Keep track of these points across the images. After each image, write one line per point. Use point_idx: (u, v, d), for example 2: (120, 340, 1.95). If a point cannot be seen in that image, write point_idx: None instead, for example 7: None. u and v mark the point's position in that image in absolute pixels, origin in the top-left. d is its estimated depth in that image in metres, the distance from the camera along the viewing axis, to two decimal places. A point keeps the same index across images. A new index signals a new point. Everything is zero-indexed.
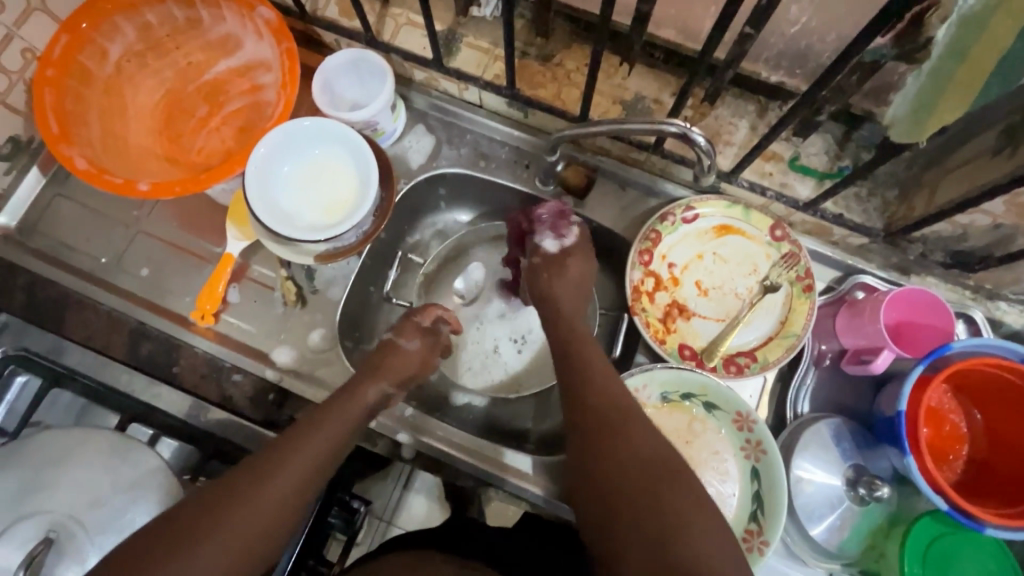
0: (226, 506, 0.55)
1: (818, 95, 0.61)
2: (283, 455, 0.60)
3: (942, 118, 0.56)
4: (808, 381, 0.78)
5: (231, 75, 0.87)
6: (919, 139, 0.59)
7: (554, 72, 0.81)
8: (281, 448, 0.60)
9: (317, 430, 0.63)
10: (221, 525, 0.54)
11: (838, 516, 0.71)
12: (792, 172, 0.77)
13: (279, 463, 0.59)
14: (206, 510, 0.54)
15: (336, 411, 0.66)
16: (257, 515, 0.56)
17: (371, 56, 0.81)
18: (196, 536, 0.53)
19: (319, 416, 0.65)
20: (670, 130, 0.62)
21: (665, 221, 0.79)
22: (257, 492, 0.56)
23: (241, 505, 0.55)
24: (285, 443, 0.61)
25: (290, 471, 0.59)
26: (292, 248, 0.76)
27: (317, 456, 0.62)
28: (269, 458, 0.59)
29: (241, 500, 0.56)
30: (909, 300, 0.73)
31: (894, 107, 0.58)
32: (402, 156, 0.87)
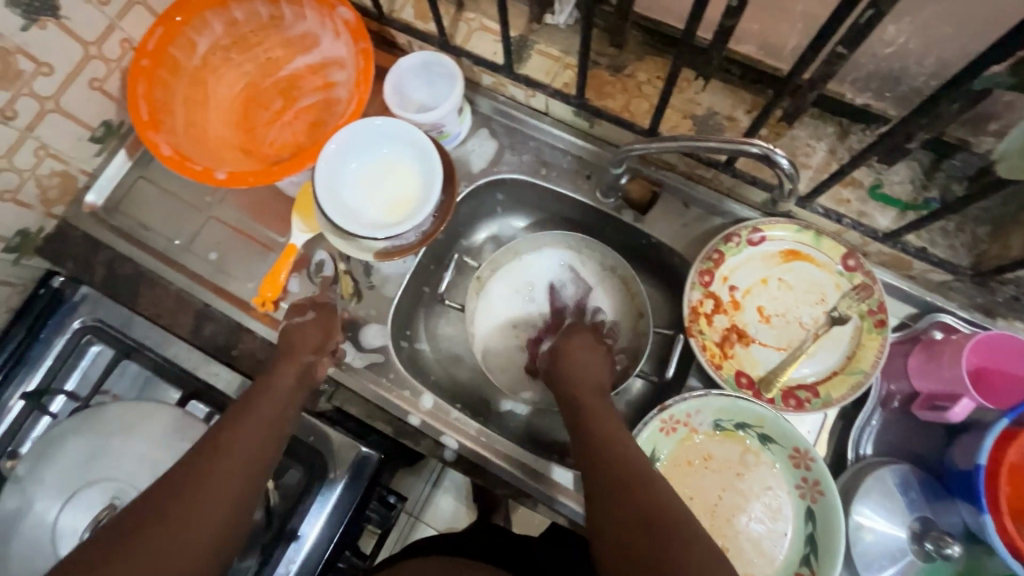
0: (170, 496, 0.56)
1: (910, 121, 0.58)
2: (223, 441, 0.62)
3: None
4: (873, 421, 0.73)
5: (307, 71, 0.90)
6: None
7: (624, 83, 0.80)
8: (217, 436, 0.62)
9: (249, 419, 0.65)
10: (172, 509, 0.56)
11: (899, 570, 0.66)
12: (872, 201, 0.73)
13: (211, 453, 0.61)
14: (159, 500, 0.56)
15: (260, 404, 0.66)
16: (201, 501, 0.57)
17: (442, 59, 0.81)
18: (148, 520, 0.54)
19: (242, 413, 0.66)
20: (752, 150, 0.59)
21: (730, 242, 0.77)
22: (198, 480, 0.58)
23: (187, 486, 0.57)
24: (221, 433, 0.63)
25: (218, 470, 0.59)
26: (355, 244, 0.78)
27: (250, 442, 0.63)
28: (206, 449, 0.61)
29: (185, 486, 0.57)
30: (996, 346, 0.67)
31: (1005, 142, 0.57)
32: (465, 159, 0.88)
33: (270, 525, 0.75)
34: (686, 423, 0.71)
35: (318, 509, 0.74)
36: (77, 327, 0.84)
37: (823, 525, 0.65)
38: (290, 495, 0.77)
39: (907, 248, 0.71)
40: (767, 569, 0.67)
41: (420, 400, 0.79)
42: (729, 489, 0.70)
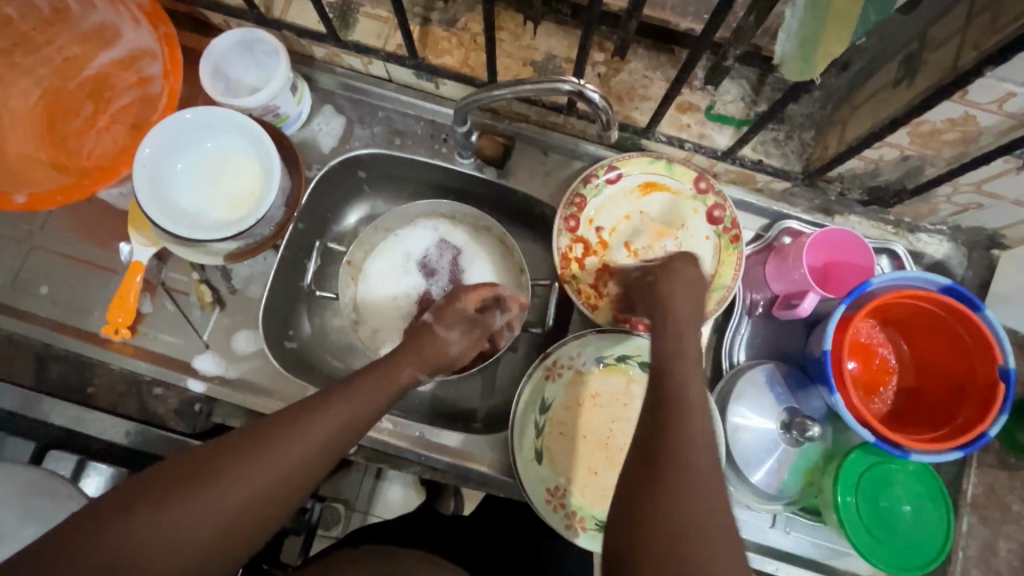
0: (252, 465, 0.48)
1: (714, 38, 0.60)
2: (326, 409, 0.53)
3: (830, 51, 0.53)
4: (742, 330, 0.78)
5: (115, 68, 0.80)
6: (813, 77, 0.56)
7: (459, 37, 0.77)
8: (322, 401, 0.54)
9: (360, 394, 0.56)
10: (230, 478, 0.47)
11: (776, 459, 0.72)
12: (710, 122, 0.75)
13: (314, 420, 0.52)
14: (203, 466, 0.47)
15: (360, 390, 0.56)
16: (284, 476, 0.49)
17: (260, 35, 0.75)
18: (182, 490, 0.46)
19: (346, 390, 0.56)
20: (563, 89, 0.59)
21: (589, 183, 0.78)
22: (294, 448, 0.50)
23: (285, 455, 0.49)
24: (329, 399, 0.54)
25: (306, 439, 0.51)
26: (200, 249, 0.72)
27: (353, 419, 0.54)
28: (310, 414, 0.52)
29: (273, 454, 0.49)
30: (831, 240, 0.74)
31: (781, 43, 0.55)
32: (312, 141, 0.83)
33: None
34: (571, 365, 0.73)
35: None
36: None
37: None
38: None
39: (745, 163, 0.75)
40: None
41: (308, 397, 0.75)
42: (619, 421, 0.73)
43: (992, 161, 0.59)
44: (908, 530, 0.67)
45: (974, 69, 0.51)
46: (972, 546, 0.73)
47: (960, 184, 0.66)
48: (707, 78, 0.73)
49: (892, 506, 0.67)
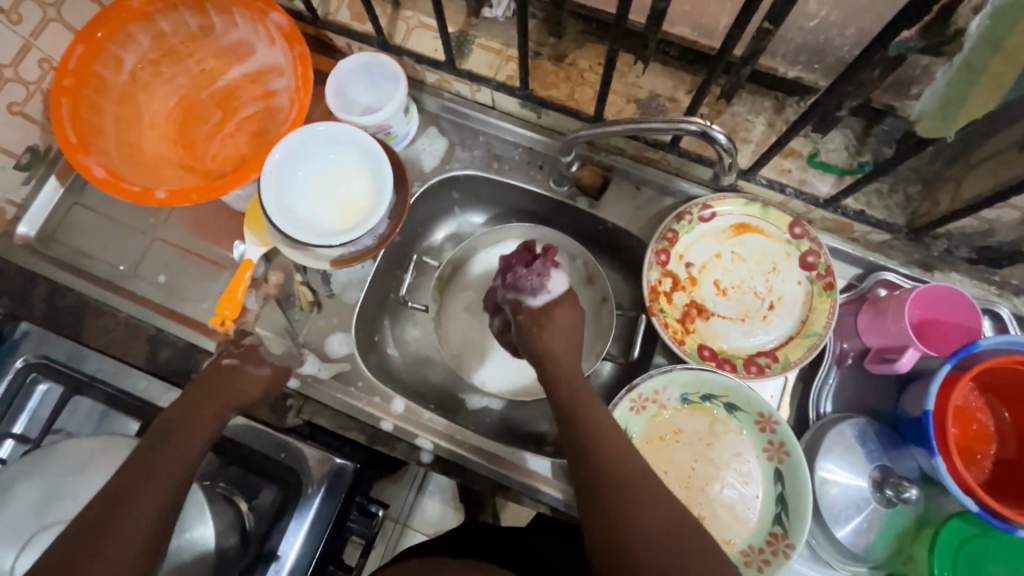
0: (150, 481, 0.56)
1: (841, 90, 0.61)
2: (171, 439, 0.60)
3: (973, 113, 0.56)
4: (831, 380, 0.76)
5: (243, 81, 0.88)
6: (947, 135, 0.59)
7: (567, 72, 0.80)
8: (178, 424, 0.62)
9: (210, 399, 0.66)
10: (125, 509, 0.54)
11: (864, 518, 0.69)
12: (811, 169, 0.76)
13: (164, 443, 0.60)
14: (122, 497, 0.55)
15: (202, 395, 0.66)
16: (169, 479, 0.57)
17: (384, 59, 0.80)
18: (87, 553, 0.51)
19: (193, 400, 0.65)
20: (691, 127, 0.60)
21: (682, 220, 0.79)
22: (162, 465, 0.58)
23: (158, 473, 0.57)
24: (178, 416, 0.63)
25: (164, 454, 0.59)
26: (309, 253, 0.77)
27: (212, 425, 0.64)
28: (167, 443, 0.60)
29: (167, 455, 0.59)
30: (933, 297, 0.72)
31: (923, 100, 0.59)
32: (415, 159, 0.87)
33: (246, 549, 0.70)
34: (655, 400, 0.72)
35: (295, 525, 0.71)
36: (21, 367, 0.76)
37: (791, 484, 0.68)
38: (265, 516, 0.72)
39: (846, 212, 0.74)
40: (742, 533, 0.68)
41: (391, 405, 0.77)
42: (701, 460, 0.72)
43: None
44: None
45: None
46: None
47: None
48: (812, 126, 0.74)
49: None
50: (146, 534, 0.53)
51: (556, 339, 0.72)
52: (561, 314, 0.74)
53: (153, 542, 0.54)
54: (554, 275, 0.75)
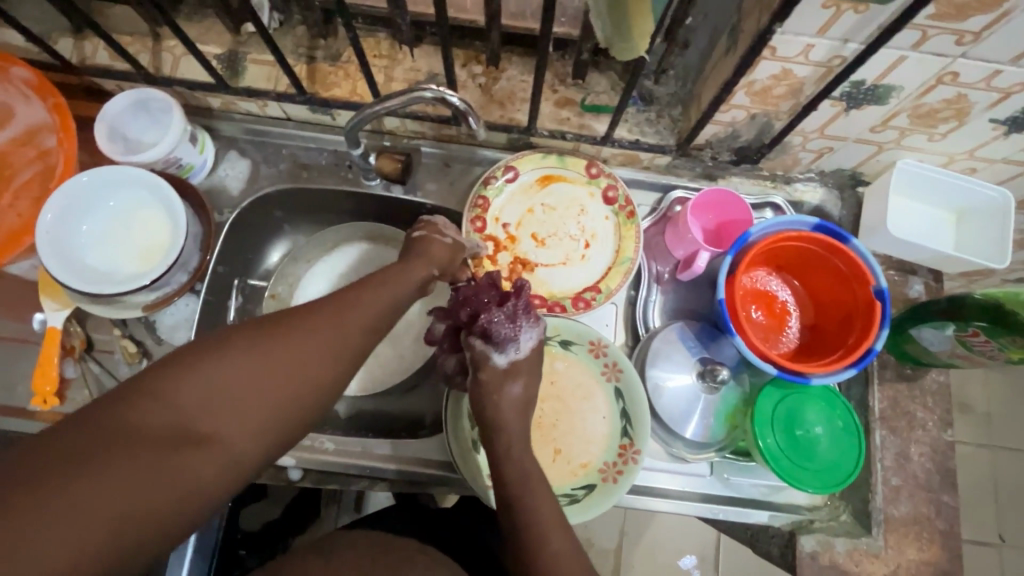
0: (157, 430, 0.42)
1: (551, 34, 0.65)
2: (248, 358, 0.46)
3: (642, 29, 0.59)
4: (652, 297, 0.84)
5: (12, 145, 0.82)
6: (638, 54, 0.62)
7: (345, 69, 0.82)
8: (352, 296, 0.54)
9: (385, 288, 0.57)
10: (170, 397, 0.43)
11: (701, 409, 0.76)
12: (587, 113, 0.82)
13: (231, 365, 0.45)
14: (115, 429, 0.41)
15: (350, 310, 0.53)
16: (236, 420, 0.45)
17: (154, 94, 0.79)
18: (99, 454, 0.40)
19: (329, 313, 0.51)
20: (427, 94, 0.64)
21: (489, 185, 0.83)
22: (319, 339, 0.49)
23: (317, 338, 0.49)
24: (354, 292, 0.55)
25: (258, 380, 0.46)
26: (117, 304, 0.75)
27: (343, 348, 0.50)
28: (196, 374, 0.44)
29: (220, 387, 0.45)
30: (711, 200, 0.81)
31: (599, 30, 0.60)
32: (220, 186, 0.86)
33: None
34: None
35: None
36: None
37: (628, 397, 0.74)
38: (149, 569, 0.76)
39: (623, 144, 0.82)
40: (597, 453, 0.73)
41: None
42: (549, 399, 0.76)
43: (819, 106, 0.67)
44: (826, 450, 0.72)
45: (767, 28, 0.57)
46: (888, 456, 0.75)
47: (806, 134, 0.74)
48: (575, 73, 0.81)
49: (807, 433, 0.72)
50: (164, 500, 0.41)
51: (509, 384, 0.60)
52: (523, 374, 0.62)
53: (157, 527, 0.41)
54: (526, 329, 0.63)
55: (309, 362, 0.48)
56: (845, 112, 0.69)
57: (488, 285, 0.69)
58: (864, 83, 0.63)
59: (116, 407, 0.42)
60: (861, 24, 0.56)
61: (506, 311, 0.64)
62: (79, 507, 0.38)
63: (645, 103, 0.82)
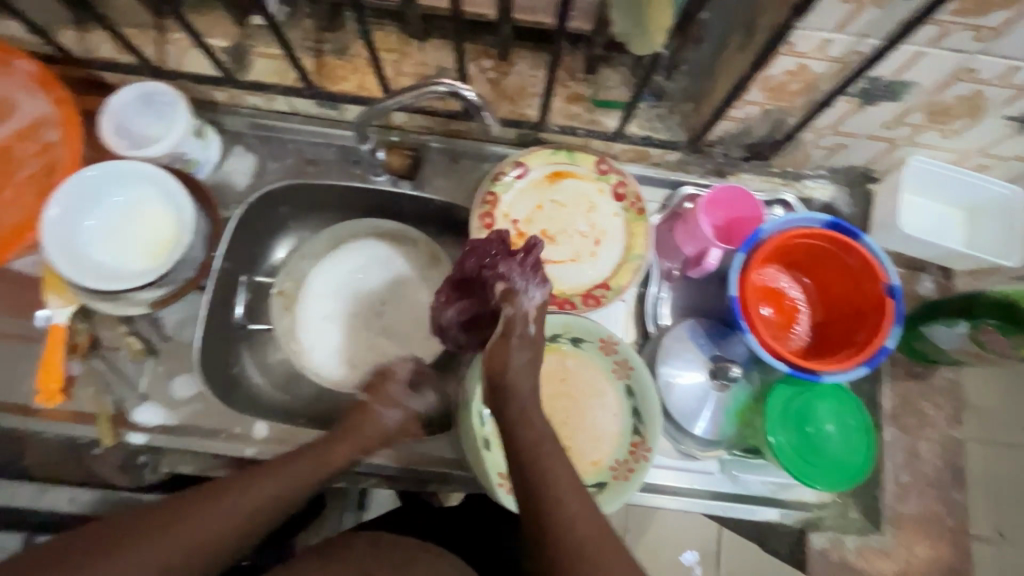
0: (152, 529, 0.53)
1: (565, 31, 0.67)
2: (238, 489, 0.58)
3: (660, 23, 0.58)
4: (662, 294, 0.84)
5: (13, 139, 0.80)
6: (653, 50, 0.61)
7: (352, 63, 0.81)
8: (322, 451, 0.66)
9: (274, 478, 0.60)
10: (175, 521, 0.54)
11: (712, 406, 0.76)
12: (597, 108, 0.81)
13: (220, 495, 0.57)
14: (124, 533, 0.52)
15: (315, 458, 0.65)
16: (211, 528, 0.55)
17: (159, 87, 0.78)
18: (106, 550, 0.51)
19: (297, 456, 0.64)
20: (439, 89, 0.64)
21: (498, 181, 0.82)
22: (199, 526, 0.54)
23: (292, 471, 0.62)
24: (245, 483, 0.59)
25: (235, 499, 0.57)
26: (122, 302, 0.73)
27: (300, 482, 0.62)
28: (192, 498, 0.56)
29: (205, 503, 0.56)
30: (723, 198, 0.80)
31: (617, 22, 0.60)
32: (226, 181, 0.85)
33: None
34: None
35: None
36: None
37: (640, 394, 0.73)
38: None
39: (634, 140, 0.81)
40: (608, 450, 0.73)
41: (252, 431, 0.74)
42: (560, 396, 0.75)
43: (834, 102, 0.67)
44: (837, 447, 0.72)
45: (786, 24, 0.57)
46: (898, 453, 0.76)
47: (819, 130, 0.74)
48: (586, 68, 0.80)
49: (819, 431, 0.72)
50: None
51: (521, 347, 0.61)
52: (525, 335, 0.62)
53: None
54: (533, 285, 0.63)
55: (177, 551, 0.53)
56: (860, 108, 0.68)
57: (497, 238, 0.68)
58: (881, 79, 0.63)
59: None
60: (881, 18, 0.55)
61: (517, 265, 0.64)
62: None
63: (656, 98, 0.82)
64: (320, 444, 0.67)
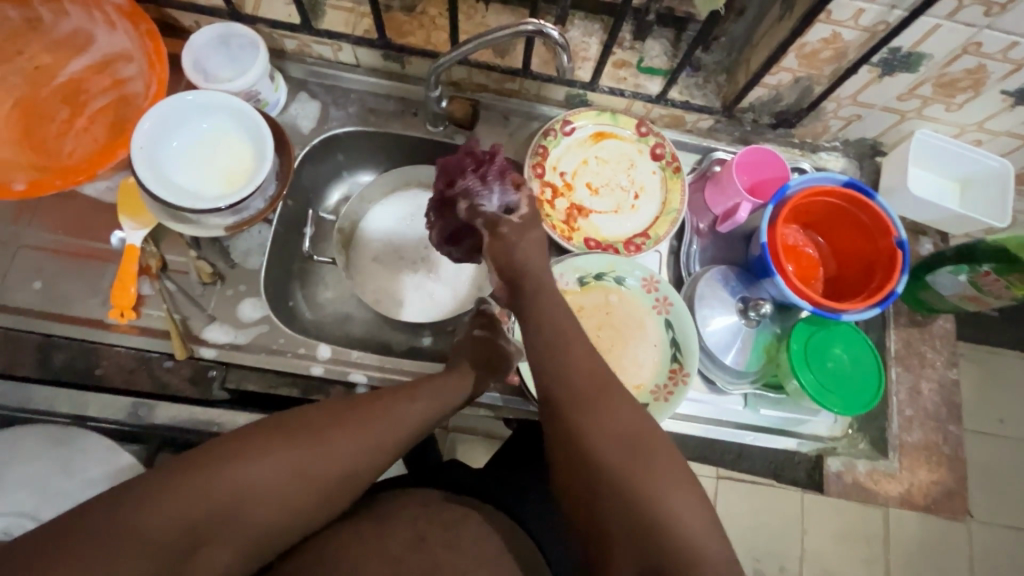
0: (298, 445, 0.53)
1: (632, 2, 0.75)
2: (374, 414, 0.58)
3: None
4: (693, 248, 0.92)
5: (89, 73, 0.83)
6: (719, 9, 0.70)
7: (419, 20, 0.87)
8: (435, 385, 0.65)
9: (426, 400, 0.63)
10: (321, 440, 0.54)
11: (740, 339, 0.84)
12: (641, 74, 0.89)
13: (359, 419, 0.57)
14: (271, 443, 0.52)
15: (439, 392, 0.65)
16: (351, 451, 0.55)
17: (237, 29, 0.82)
18: (254, 454, 0.51)
19: (422, 388, 0.64)
20: (528, 28, 0.69)
21: (549, 136, 0.90)
22: (371, 436, 0.56)
23: (419, 404, 0.62)
24: (401, 403, 0.60)
25: (373, 425, 0.57)
26: (198, 224, 0.76)
27: (428, 415, 0.62)
28: (334, 419, 0.56)
29: (345, 429, 0.55)
30: (752, 160, 0.88)
31: None
32: (292, 124, 0.90)
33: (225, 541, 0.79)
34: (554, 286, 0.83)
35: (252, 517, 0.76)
36: None
37: (678, 325, 0.81)
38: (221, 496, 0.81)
39: (675, 104, 0.89)
40: (649, 375, 0.80)
41: (317, 352, 0.79)
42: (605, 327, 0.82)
43: (858, 71, 0.76)
44: (852, 379, 0.80)
45: None
46: (902, 390, 0.85)
47: (840, 99, 0.83)
48: (634, 37, 0.88)
49: (837, 364, 0.80)
50: (278, 506, 0.51)
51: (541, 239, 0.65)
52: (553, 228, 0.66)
53: (270, 521, 0.51)
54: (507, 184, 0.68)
55: (352, 456, 0.55)
56: (879, 79, 0.78)
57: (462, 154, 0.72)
58: (901, 50, 0.73)
59: (144, 504, 0.46)
60: None
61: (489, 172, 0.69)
62: (234, 478, 0.49)
63: (694, 69, 0.90)
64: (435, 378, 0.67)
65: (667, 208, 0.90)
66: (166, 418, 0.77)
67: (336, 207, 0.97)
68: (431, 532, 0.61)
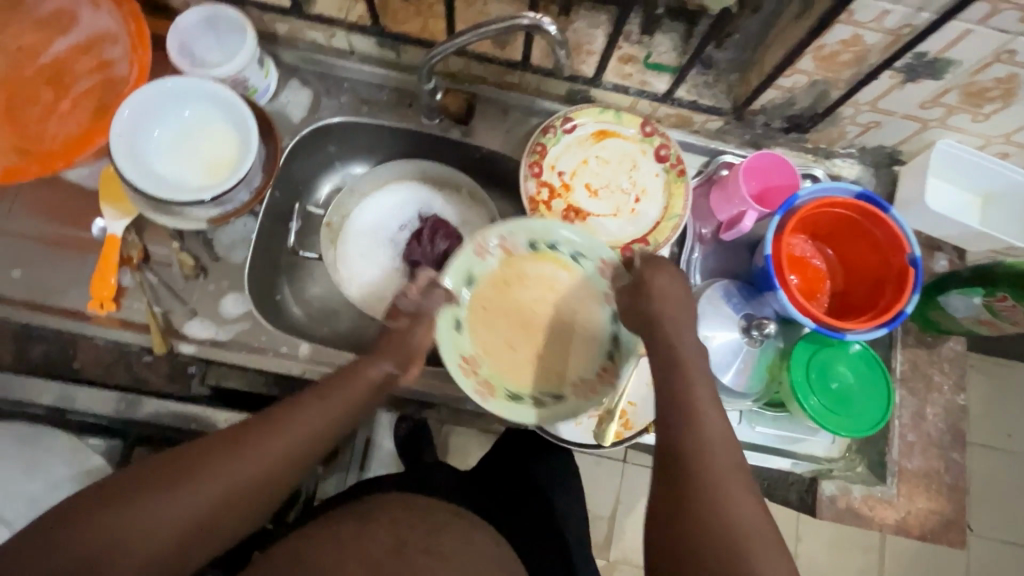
0: (187, 476, 0.51)
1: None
2: (272, 428, 0.55)
3: None
4: (694, 255, 0.88)
5: (73, 53, 0.80)
6: None
7: (416, 6, 0.81)
8: (340, 386, 0.61)
9: (333, 403, 0.60)
10: (214, 468, 0.52)
11: (741, 360, 0.79)
12: (648, 70, 0.84)
13: (257, 437, 0.54)
14: (158, 476, 0.50)
15: (349, 394, 0.61)
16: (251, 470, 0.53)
17: (225, 11, 0.78)
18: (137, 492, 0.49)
19: (329, 392, 0.60)
20: (523, 22, 0.65)
21: (548, 133, 0.86)
22: (271, 451, 0.54)
23: (323, 408, 0.59)
24: (308, 408, 0.58)
25: (272, 441, 0.55)
26: (178, 216, 0.74)
27: (338, 419, 0.59)
28: (228, 443, 0.53)
29: (239, 451, 0.53)
30: (761, 166, 0.83)
31: None
32: (282, 112, 0.87)
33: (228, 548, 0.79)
34: (501, 247, 0.71)
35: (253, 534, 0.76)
36: None
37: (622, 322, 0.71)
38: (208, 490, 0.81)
39: (682, 104, 0.85)
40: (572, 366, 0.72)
41: (297, 351, 0.77)
42: (543, 306, 0.73)
43: (880, 76, 0.71)
44: (858, 400, 0.77)
45: None
46: (905, 413, 0.82)
47: (859, 105, 0.78)
48: (642, 30, 0.82)
49: (842, 384, 0.77)
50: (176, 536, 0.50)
51: None
52: None
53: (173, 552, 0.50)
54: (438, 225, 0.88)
55: (250, 476, 0.53)
56: (902, 85, 0.73)
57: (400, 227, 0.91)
58: (926, 55, 0.67)
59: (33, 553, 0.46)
60: None
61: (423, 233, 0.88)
62: (118, 516, 0.48)
63: (705, 66, 0.85)
64: (345, 378, 0.62)
65: (669, 213, 0.86)
66: (146, 414, 0.76)
67: (325, 200, 0.94)
68: (405, 544, 0.60)
